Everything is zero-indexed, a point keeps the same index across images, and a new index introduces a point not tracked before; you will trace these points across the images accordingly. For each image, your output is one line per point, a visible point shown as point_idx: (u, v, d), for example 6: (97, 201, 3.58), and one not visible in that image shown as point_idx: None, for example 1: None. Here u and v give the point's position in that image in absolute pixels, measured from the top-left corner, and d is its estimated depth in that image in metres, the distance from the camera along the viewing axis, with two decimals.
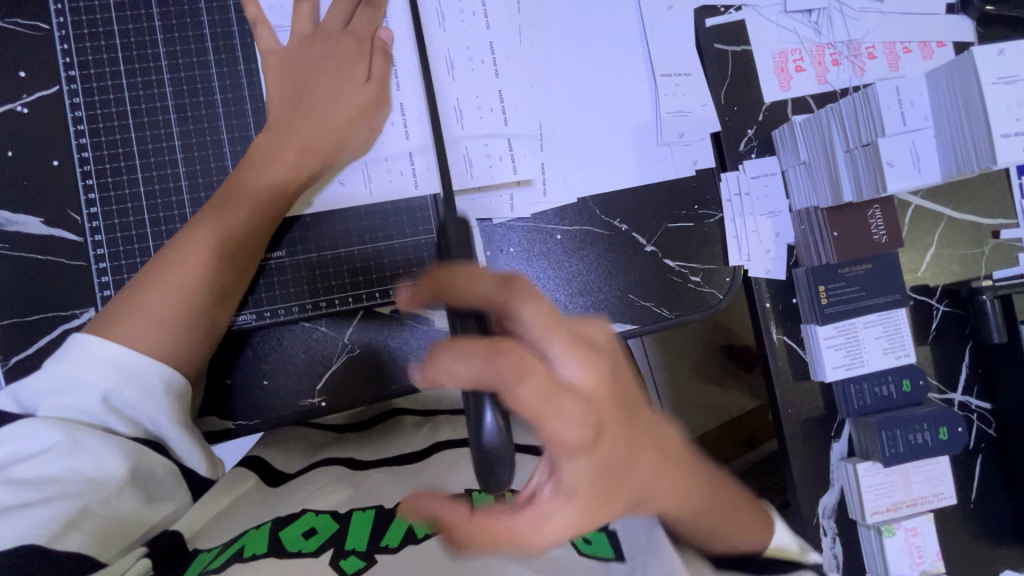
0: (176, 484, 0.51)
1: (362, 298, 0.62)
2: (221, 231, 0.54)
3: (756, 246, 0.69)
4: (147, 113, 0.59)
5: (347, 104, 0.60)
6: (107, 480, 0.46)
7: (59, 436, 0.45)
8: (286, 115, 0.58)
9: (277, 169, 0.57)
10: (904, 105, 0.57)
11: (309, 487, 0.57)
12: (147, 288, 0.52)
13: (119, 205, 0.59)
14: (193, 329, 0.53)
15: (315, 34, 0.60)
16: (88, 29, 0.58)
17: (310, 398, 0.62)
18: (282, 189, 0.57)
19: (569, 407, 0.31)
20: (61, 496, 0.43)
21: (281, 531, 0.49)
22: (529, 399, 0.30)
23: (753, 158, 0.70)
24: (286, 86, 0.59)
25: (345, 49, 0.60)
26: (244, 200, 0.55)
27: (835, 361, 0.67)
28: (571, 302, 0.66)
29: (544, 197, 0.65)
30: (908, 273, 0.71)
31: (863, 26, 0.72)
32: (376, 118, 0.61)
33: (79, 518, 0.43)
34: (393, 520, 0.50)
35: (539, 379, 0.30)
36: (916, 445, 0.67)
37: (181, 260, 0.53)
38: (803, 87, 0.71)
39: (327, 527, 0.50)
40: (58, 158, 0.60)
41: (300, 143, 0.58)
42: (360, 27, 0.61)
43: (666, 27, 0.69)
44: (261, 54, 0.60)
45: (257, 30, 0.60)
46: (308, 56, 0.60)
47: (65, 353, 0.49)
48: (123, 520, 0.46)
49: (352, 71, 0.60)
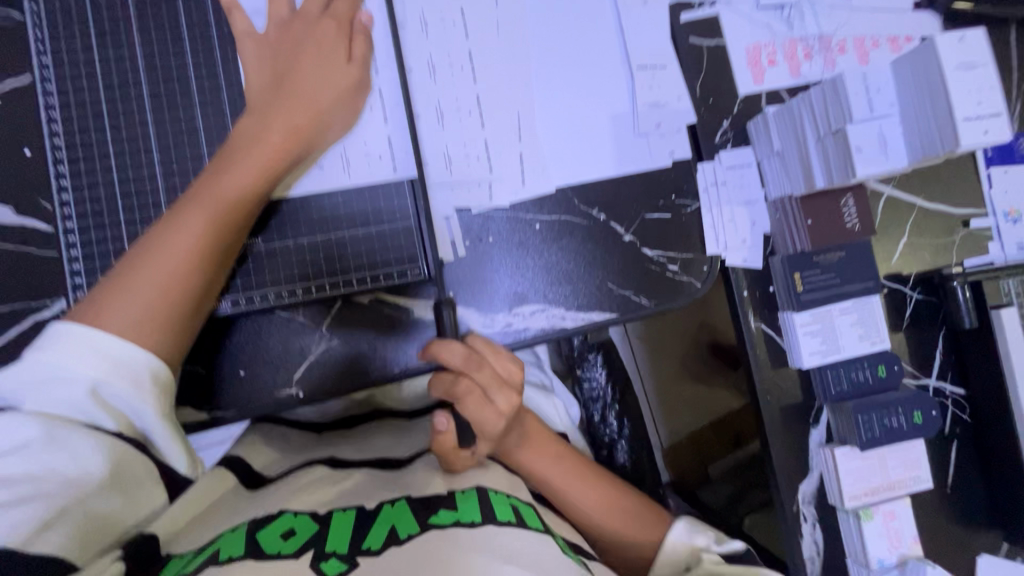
0: (155, 481, 0.50)
1: (340, 285, 0.61)
2: (212, 212, 0.54)
3: (733, 235, 0.70)
4: (121, 101, 0.59)
5: (329, 88, 0.59)
6: (86, 477, 0.45)
7: (37, 433, 0.44)
8: (266, 99, 0.58)
9: (263, 150, 0.56)
10: (871, 92, 0.58)
11: (286, 486, 0.56)
12: (138, 271, 0.51)
13: (90, 192, 0.58)
14: (186, 313, 0.53)
15: (296, 17, 0.60)
16: (61, 17, 0.58)
17: (287, 389, 0.61)
18: (270, 167, 0.57)
19: (491, 420, 0.55)
20: (38, 496, 0.43)
21: (259, 534, 0.47)
22: (469, 407, 0.54)
23: (728, 149, 0.71)
24: (266, 70, 0.59)
25: (324, 31, 0.60)
26: (227, 182, 0.55)
27: (811, 347, 0.68)
28: (549, 291, 0.66)
29: (522, 186, 0.66)
30: (882, 261, 0.73)
31: (834, 21, 0.74)
32: (357, 101, 0.61)
33: (55, 518, 0.43)
34: (376, 523, 0.48)
35: (474, 397, 0.55)
36: (891, 429, 0.68)
37: (169, 245, 0.52)
38: (776, 80, 0.73)
39: (308, 529, 0.48)
40: (30, 147, 0.59)
41: (284, 124, 0.57)
42: (340, 9, 0.61)
43: (643, 20, 0.70)
44: (238, 39, 0.60)
45: (233, 15, 0.60)
46: (288, 38, 0.59)
47: (46, 343, 0.48)
48: (102, 517, 0.46)
49: (331, 53, 0.60)
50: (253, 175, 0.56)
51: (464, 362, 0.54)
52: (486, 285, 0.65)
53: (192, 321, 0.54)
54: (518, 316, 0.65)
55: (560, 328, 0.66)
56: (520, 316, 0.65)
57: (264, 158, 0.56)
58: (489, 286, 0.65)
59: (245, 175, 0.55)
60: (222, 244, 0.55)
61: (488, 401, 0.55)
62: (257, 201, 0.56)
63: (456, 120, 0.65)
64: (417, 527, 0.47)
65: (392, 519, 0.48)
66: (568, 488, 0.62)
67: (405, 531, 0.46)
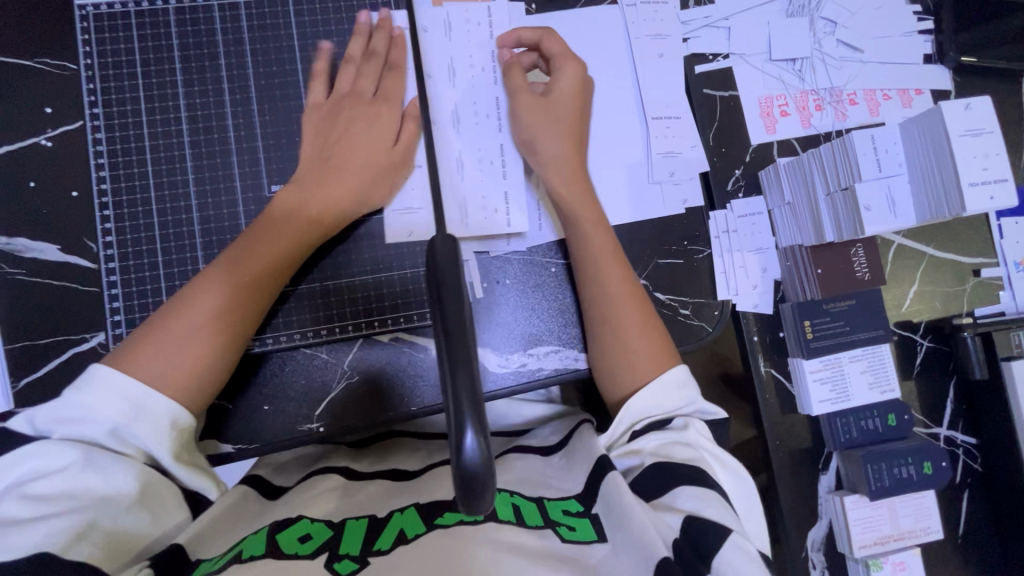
0: (177, 502, 0.51)
1: (361, 327, 0.64)
2: (245, 277, 0.57)
3: (743, 281, 0.71)
4: (164, 148, 0.62)
5: (373, 167, 0.62)
6: (119, 495, 0.48)
7: (76, 455, 0.48)
8: (315, 173, 0.61)
9: (299, 223, 0.59)
10: (880, 152, 0.60)
11: (306, 492, 0.57)
12: (173, 329, 0.54)
13: (132, 234, 0.61)
14: (215, 373, 0.55)
15: (349, 95, 0.64)
16: (113, 70, 0.62)
17: (307, 424, 0.63)
18: (304, 240, 0.60)
19: (567, 83, 0.66)
20: (72, 510, 0.45)
21: (278, 534, 0.48)
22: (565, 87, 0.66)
23: (740, 197, 0.73)
24: (320, 141, 0.63)
25: (377, 112, 0.64)
26: (261, 248, 0.58)
27: (821, 395, 0.69)
28: (562, 335, 0.67)
29: (538, 233, 0.68)
30: (892, 308, 0.74)
31: (845, 74, 0.76)
32: (399, 177, 0.65)
33: (87, 530, 0.45)
34: (386, 526, 0.49)
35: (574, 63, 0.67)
36: (902, 479, 0.68)
37: (203, 302, 0.55)
38: (788, 131, 0.75)
39: (323, 533, 0.49)
40: (78, 189, 0.63)
41: (326, 195, 0.60)
42: (391, 94, 0.65)
43: (658, 71, 0.72)
44: (307, 111, 0.64)
45: (312, 85, 0.64)
46: (340, 112, 0.63)
47: (84, 382, 0.50)
48: (128, 533, 0.48)
49: (382, 129, 0.64)
50: (286, 241, 0.59)
51: (557, 53, 0.67)
52: (502, 325, 0.67)
53: (218, 378, 0.55)
54: (532, 357, 0.66)
55: (573, 369, 0.67)
56: (535, 357, 0.67)
57: (297, 227, 0.59)
58: (505, 326, 0.67)
59: (279, 245, 0.58)
60: (252, 310, 0.57)
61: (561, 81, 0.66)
62: (287, 266, 0.59)
63: (479, 170, 0.68)
64: (423, 525, 0.48)
65: (400, 522, 0.49)
66: (617, 297, 0.61)
67: (413, 531, 0.47)
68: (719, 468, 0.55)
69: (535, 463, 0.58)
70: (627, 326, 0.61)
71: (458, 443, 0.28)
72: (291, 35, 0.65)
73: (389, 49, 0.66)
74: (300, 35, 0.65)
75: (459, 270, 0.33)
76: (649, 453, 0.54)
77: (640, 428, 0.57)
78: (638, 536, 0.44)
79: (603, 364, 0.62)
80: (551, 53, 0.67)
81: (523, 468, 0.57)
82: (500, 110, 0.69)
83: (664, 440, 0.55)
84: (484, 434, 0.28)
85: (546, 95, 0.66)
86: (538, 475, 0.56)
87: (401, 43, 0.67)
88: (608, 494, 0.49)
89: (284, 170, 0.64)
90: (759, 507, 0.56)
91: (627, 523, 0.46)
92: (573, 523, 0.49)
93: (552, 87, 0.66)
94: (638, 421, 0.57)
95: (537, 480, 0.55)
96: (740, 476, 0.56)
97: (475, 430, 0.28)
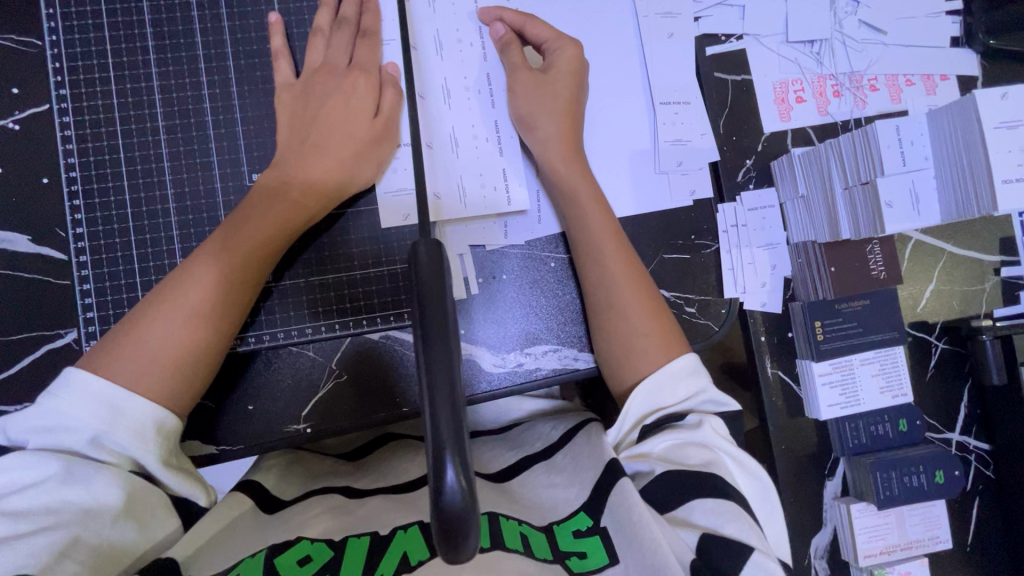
0: (166, 512, 0.48)
1: (350, 325, 0.61)
2: (226, 267, 0.53)
3: (752, 278, 0.67)
4: (136, 133, 0.59)
5: (352, 143, 0.58)
6: (102, 507, 0.45)
7: (56, 467, 0.44)
8: (293, 153, 0.57)
9: (282, 209, 0.55)
10: (905, 144, 0.57)
11: (305, 512, 0.51)
12: (150, 325, 0.50)
13: (104, 226, 0.58)
14: (198, 371, 0.51)
15: (323, 67, 0.59)
16: (81, 47, 0.58)
17: (295, 424, 0.61)
18: (288, 228, 0.56)
19: (566, 62, 0.62)
20: (55, 526, 0.42)
21: (277, 558, 0.44)
22: (564, 69, 0.62)
23: (750, 189, 0.70)
24: (295, 122, 0.58)
25: (352, 84, 0.59)
26: (239, 238, 0.54)
27: (830, 399, 0.67)
28: (562, 330, 0.64)
29: (538, 224, 0.65)
30: (908, 308, 0.70)
31: (866, 57, 0.71)
32: (382, 152, 0.60)
33: (70, 548, 0.42)
34: (389, 548, 0.45)
35: (570, 44, 0.62)
36: (912, 488, 0.66)
37: (181, 297, 0.51)
38: (803, 118, 0.71)
39: (324, 555, 0.45)
40: (48, 175, 0.59)
41: (306, 181, 0.56)
42: (366, 61, 0.60)
43: (667, 54, 0.67)
44: (276, 90, 0.59)
45: (276, 62, 0.59)
46: (315, 89, 0.58)
47: (58, 388, 0.47)
48: (116, 546, 0.45)
49: (358, 104, 0.59)
50: (268, 232, 0.55)
51: (549, 35, 0.63)
52: (497, 322, 0.63)
53: (202, 375, 0.52)
54: (529, 357, 0.63)
55: (572, 369, 0.63)
56: (532, 356, 0.63)
57: (277, 216, 0.55)
58: (501, 324, 0.63)
59: (260, 233, 0.54)
60: (235, 303, 0.54)
61: (558, 61, 0.62)
62: (268, 257, 0.55)
63: (470, 149, 0.64)
64: (427, 552, 0.45)
65: (402, 545, 0.45)
66: (621, 293, 0.58)
67: (415, 557, 0.44)
68: (737, 472, 0.51)
69: (537, 483, 0.54)
70: (632, 319, 0.57)
71: (439, 480, 0.25)
72: (273, 10, 0.61)
73: (360, 16, 0.61)
74: (283, 11, 0.61)
75: (444, 281, 0.29)
76: (658, 458, 0.51)
77: (650, 423, 0.53)
78: (652, 555, 0.41)
79: (607, 357, 0.59)
80: (542, 36, 0.63)
81: (528, 492, 0.53)
82: (492, 85, 0.65)
83: (677, 441, 0.51)
84: (467, 464, 0.25)
85: (542, 73, 0.62)
86: (542, 496, 0.51)
87: (373, 7, 0.61)
88: (617, 511, 0.45)
89: (265, 158, 0.60)
90: (779, 513, 0.52)
91: (640, 543, 0.42)
92: (585, 548, 0.45)
93: (549, 65, 0.62)
94: (647, 415, 0.54)
95: (545, 506, 0.50)
96: (760, 479, 0.52)
97: (458, 463, 0.25)
